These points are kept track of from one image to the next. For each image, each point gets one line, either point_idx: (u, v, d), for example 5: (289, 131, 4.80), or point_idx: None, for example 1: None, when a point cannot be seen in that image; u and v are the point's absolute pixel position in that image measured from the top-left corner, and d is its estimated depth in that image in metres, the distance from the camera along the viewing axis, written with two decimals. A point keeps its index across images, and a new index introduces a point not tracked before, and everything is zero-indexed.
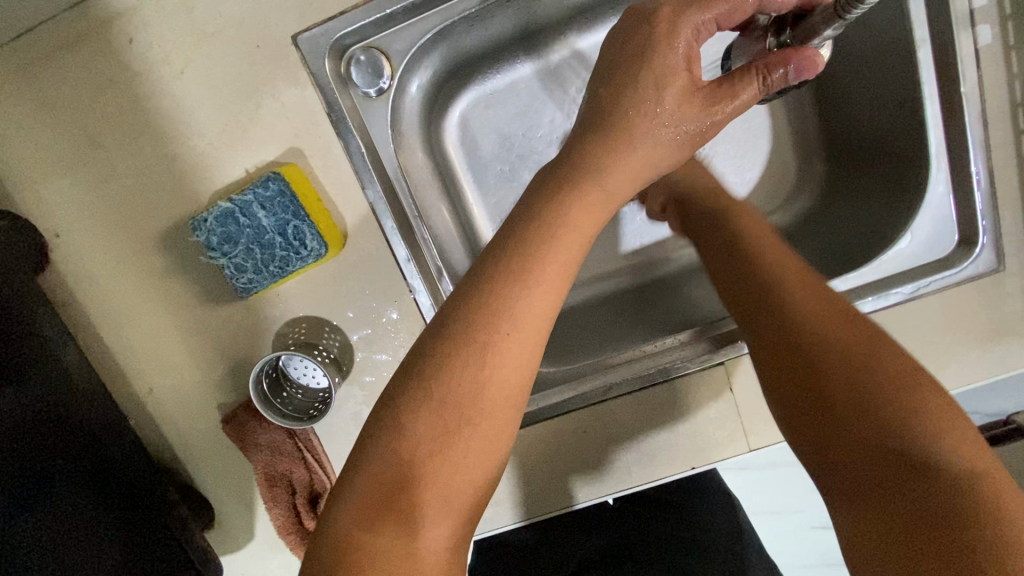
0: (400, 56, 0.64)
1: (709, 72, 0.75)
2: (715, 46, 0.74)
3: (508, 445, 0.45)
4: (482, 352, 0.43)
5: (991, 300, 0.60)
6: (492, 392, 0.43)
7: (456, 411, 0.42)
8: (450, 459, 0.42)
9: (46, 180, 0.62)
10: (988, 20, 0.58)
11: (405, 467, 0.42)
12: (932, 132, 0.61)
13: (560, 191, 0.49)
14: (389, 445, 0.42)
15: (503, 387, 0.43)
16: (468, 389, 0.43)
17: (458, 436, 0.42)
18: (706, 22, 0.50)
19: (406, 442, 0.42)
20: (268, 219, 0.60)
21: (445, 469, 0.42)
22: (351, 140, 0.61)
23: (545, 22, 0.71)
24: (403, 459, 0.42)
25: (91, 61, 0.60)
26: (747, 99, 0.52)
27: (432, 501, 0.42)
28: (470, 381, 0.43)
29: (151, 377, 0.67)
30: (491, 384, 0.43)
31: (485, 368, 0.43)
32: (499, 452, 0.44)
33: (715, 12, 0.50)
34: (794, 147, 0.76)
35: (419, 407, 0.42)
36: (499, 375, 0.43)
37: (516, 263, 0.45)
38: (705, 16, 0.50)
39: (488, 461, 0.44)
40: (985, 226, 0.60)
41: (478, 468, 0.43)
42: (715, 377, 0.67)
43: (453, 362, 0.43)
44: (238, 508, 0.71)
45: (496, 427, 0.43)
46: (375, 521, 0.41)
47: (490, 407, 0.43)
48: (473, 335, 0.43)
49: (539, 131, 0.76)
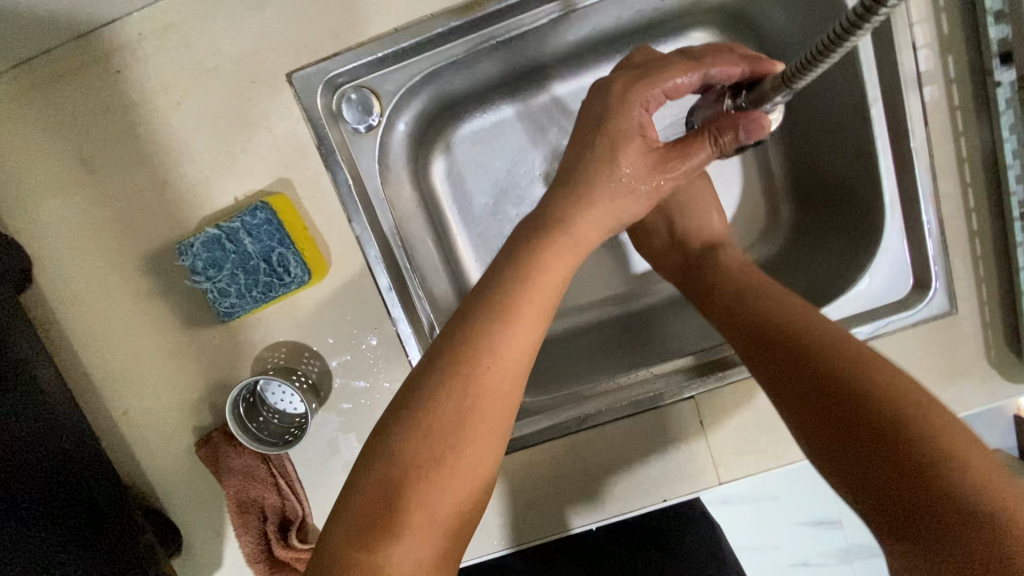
0: (389, 96, 0.66)
1: (668, 130, 0.77)
2: (675, 107, 0.77)
3: (492, 474, 0.47)
4: (464, 383, 0.45)
5: (944, 341, 0.65)
6: (475, 419, 0.45)
7: (442, 436, 0.44)
8: (438, 486, 0.43)
9: (36, 202, 0.64)
10: (934, 83, 0.62)
11: (393, 491, 0.43)
12: (886, 182, 0.65)
13: (537, 238, 0.52)
14: (378, 468, 0.43)
15: (486, 418, 0.45)
16: (453, 417, 0.44)
17: (442, 462, 0.43)
18: (655, 95, 0.55)
19: (393, 464, 0.43)
20: (254, 245, 0.61)
21: (432, 493, 0.43)
22: (339, 172, 0.64)
23: (529, 69, 0.74)
24: (390, 485, 0.43)
25: (88, 90, 0.63)
26: (702, 160, 0.56)
27: (417, 526, 0.42)
28: (453, 412, 0.44)
29: (127, 398, 0.67)
30: (474, 411, 0.45)
31: (469, 397, 0.45)
32: (482, 483, 0.45)
33: (663, 86, 0.55)
34: (762, 192, 0.80)
35: (408, 434, 0.44)
36: (482, 404, 0.45)
37: (498, 304, 0.48)
38: (654, 92, 0.55)
39: (473, 487, 0.45)
40: (936, 272, 0.64)
41: (465, 492, 0.44)
42: (686, 411, 0.69)
43: (439, 392, 0.45)
44: (208, 534, 0.70)
45: (480, 453, 0.45)
46: (361, 549, 0.41)
47: (473, 438, 0.44)
48: (456, 366, 0.45)
49: (522, 168, 0.80)
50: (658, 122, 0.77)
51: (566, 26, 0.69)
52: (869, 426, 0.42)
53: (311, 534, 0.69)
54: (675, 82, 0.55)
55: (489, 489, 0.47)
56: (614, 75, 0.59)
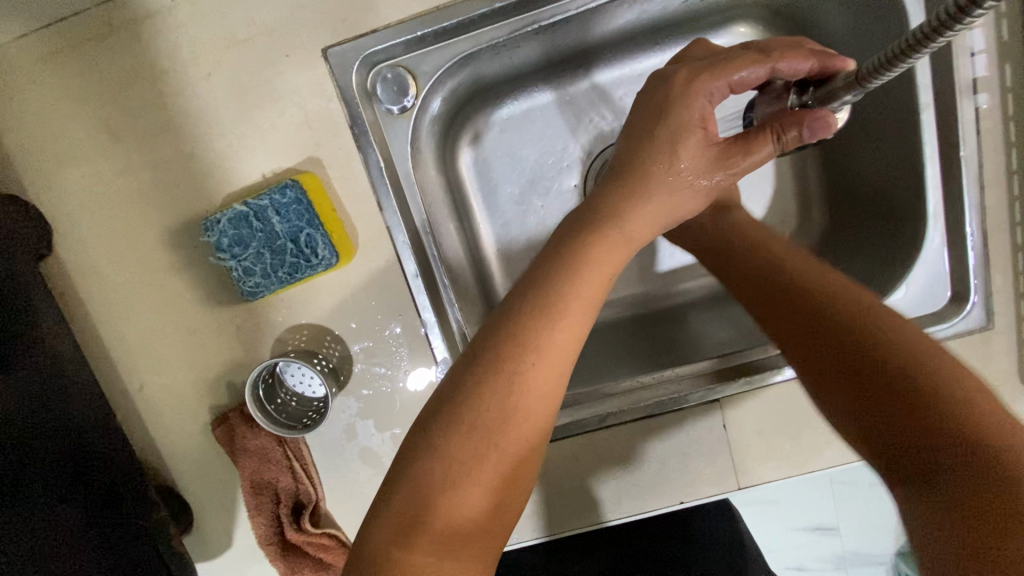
0: (426, 77, 0.64)
1: (726, 123, 0.75)
2: (734, 101, 0.75)
3: (534, 469, 0.46)
4: (508, 381, 0.44)
5: (978, 356, 0.63)
6: (519, 417, 0.44)
7: (482, 433, 0.43)
8: (476, 475, 0.43)
9: (60, 168, 0.62)
10: (989, 89, 0.61)
11: (434, 485, 0.43)
12: (932, 193, 0.63)
13: (585, 233, 0.51)
14: (420, 463, 0.43)
15: (529, 415, 0.44)
16: (496, 416, 0.44)
17: (483, 461, 0.43)
18: (719, 86, 0.53)
19: (437, 458, 0.43)
20: (282, 225, 0.60)
21: (472, 489, 0.43)
22: (370, 153, 0.62)
23: (568, 55, 0.72)
24: (431, 481, 0.43)
25: (117, 58, 0.61)
26: (763, 157, 0.54)
27: (454, 521, 0.42)
28: (497, 407, 0.44)
29: (144, 374, 0.66)
30: (518, 410, 0.44)
31: (511, 396, 0.44)
32: (520, 479, 0.45)
33: (727, 78, 0.53)
34: (797, 194, 0.78)
35: (450, 429, 0.43)
36: (525, 402, 0.44)
37: (546, 297, 0.47)
38: (718, 83, 0.53)
39: (513, 484, 0.45)
40: (976, 286, 0.63)
41: (504, 490, 0.44)
42: (710, 413, 0.68)
43: (481, 388, 0.44)
44: (219, 515, 0.69)
45: (520, 450, 0.44)
46: (407, 537, 0.42)
47: (516, 434, 0.44)
48: (500, 364, 0.45)
49: (552, 157, 0.78)
50: (717, 114, 0.75)
51: (610, 13, 0.67)
52: (898, 403, 0.41)
53: (324, 518, 0.68)
54: (740, 75, 0.53)
55: (532, 478, 0.46)
56: (669, 68, 0.57)
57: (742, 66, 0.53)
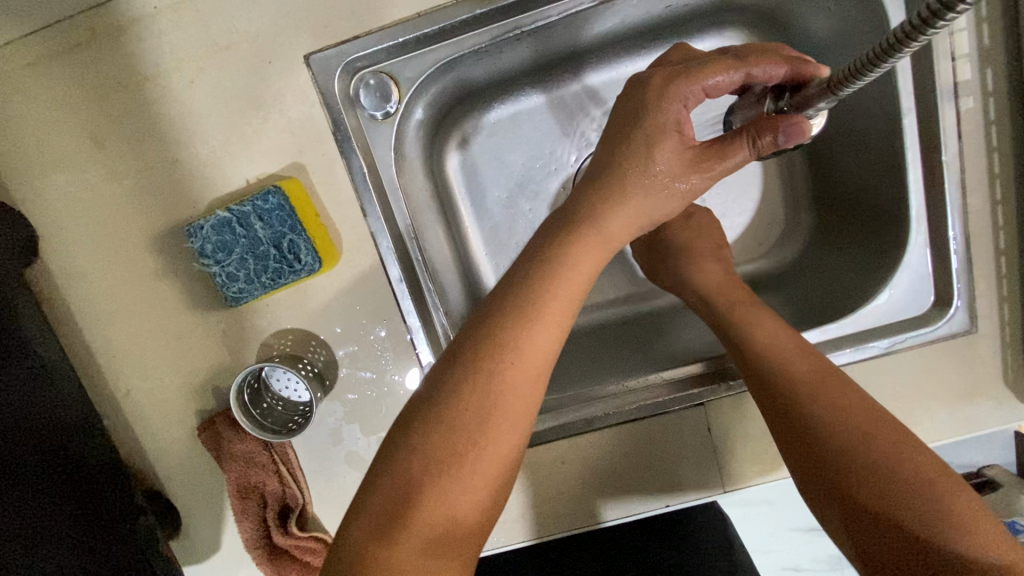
0: (409, 83, 0.64)
1: (704, 129, 0.76)
2: (715, 105, 0.75)
3: (514, 468, 0.46)
4: (488, 379, 0.44)
5: (962, 359, 0.63)
6: (498, 416, 0.44)
7: (461, 431, 0.43)
8: (456, 471, 0.43)
9: (44, 174, 0.63)
10: (971, 93, 0.61)
11: (414, 481, 0.43)
12: (914, 195, 0.63)
13: (565, 233, 0.51)
14: (400, 461, 0.43)
15: (509, 414, 0.44)
16: (475, 414, 0.44)
17: (463, 458, 0.43)
18: (695, 90, 0.54)
19: (417, 455, 0.43)
20: (266, 230, 0.60)
21: (453, 487, 0.43)
22: (353, 159, 0.62)
23: (553, 59, 0.72)
24: (411, 477, 0.43)
25: (100, 65, 0.61)
26: (739, 161, 0.54)
27: (434, 518, 0.42)
28: (476, 407, 0.44)
29: (130, 378, 0.66)
30: (497, 408, 0.44)
31: (491, 395, 0.44)
32: (500, 478, 0.45)
33: (703, 83, 0.53)
34: (782, 196, 0.79)
35: (429, 426, 0.44)
36: (505, 401, 0.44)
37: (524, 296, 0.47)
38: (694, 87, 0.53)
39: (493, 483, 0.44)
40: (958, 289, 0.63)
41: (484, 489, 0.44)
42: (694, 416, 0.68)
43: (461, 386, 0.44)
44: (206, 518, 0.69)
45: (500, 449, 0.44)
46: (388, 534, 0.42)
47: (496, 433, 0.44)
48: (479, 363, 0.45)
49: (538, 161, 0.78)
50: (695, 119, 0.76)
51: (593, 17, 0.67)
52: (850, 492, 0.46)
53: (310, 522, 0.68)
54: (715, 79, 0.54)
55: (513, 477, 0.46)
56: (648, 73, 0.57)
57: (719, 71, 0.53)
